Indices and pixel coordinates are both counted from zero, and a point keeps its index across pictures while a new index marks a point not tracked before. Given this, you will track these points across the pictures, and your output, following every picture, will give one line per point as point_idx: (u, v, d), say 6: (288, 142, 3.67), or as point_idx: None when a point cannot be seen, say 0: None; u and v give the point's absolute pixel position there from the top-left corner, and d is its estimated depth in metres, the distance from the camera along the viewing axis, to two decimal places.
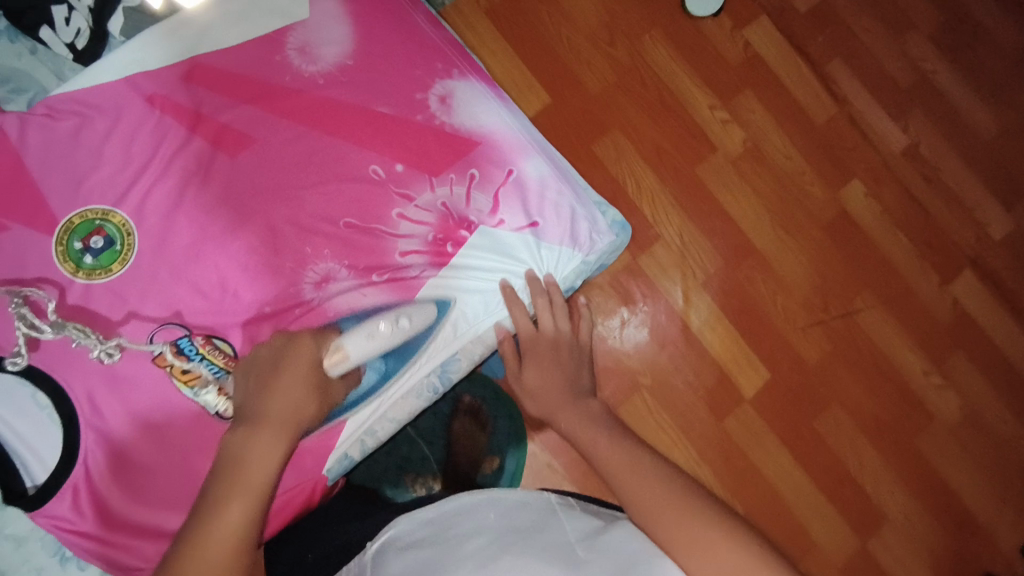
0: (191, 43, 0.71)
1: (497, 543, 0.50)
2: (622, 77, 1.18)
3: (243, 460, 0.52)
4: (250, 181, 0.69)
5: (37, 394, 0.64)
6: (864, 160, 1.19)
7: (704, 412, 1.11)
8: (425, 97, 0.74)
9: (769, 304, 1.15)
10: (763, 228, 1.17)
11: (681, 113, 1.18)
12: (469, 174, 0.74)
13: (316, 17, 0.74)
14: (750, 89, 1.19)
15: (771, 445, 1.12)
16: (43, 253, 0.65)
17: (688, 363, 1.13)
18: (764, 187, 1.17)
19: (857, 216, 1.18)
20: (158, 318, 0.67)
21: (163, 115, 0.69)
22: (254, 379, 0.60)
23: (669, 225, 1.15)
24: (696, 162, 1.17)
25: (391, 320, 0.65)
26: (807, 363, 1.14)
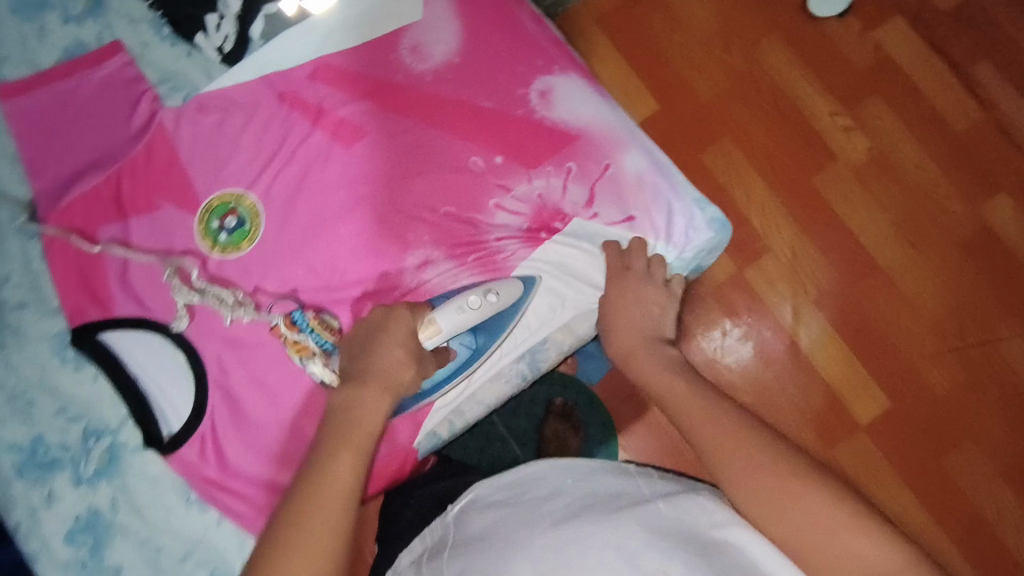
0: (317, 44, 0.78)
1: (576, 508, 0.52)
2: (732, 81, 1.16)
3: (350, 416, 0.55)
4: (364, 172, 0.75)
5: (176, 353, 0.72)
6: (1015, 172, 1.11)
7: (810, 437, 1.08)
8: (526, 92, 0.77)
9: (893, 326, 1.09)
10: (889, 243, 1.11)
11: (799, 119, 1.15)
12: (566, 167, 0.75)
13: (428, 18, 0.79)
14: (877, 95, 1.14)
15: (888, 479, 1.06)
16: (187, 231, 0.74)
17: (794, 383, 1.10)
18: (888, 197, 1.12)
19: (1001, 233, 1.10)
20: (276, 293, 0.74)
21: (291, 110, 0.76)
22: (357, 344, 0.62)
23: (779, 238, 1.12)
24: (813, 171, 1.13)
25: (480, 294, 0.68)
26: (936, 393, 1.07)
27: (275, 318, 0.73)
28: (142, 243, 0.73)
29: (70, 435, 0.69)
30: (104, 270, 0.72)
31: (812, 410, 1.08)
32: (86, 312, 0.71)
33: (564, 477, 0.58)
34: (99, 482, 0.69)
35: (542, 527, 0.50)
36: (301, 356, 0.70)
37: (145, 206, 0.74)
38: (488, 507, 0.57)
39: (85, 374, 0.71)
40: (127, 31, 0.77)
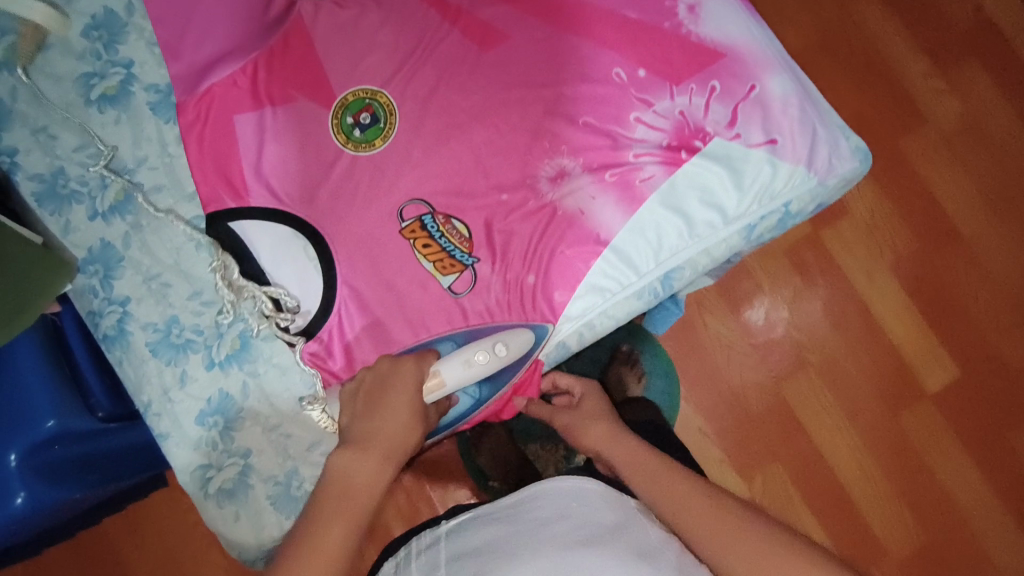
0: None
1: (575, 530, 0.57)
2: (828, 34, 1.20)
3: (349, 484, 0.57)
4: (501, 78, 0.74)
5: (308, 247, 0.71)
6: None
7: (877, 398, 1.13)
8: (674, 6, 0.74)
9: (970, 296, 1.15)
10: (973, 211, 1.16)
11: (891, 81, 1.19)
12: (710, 86, 0.73)
13: None
14: (976, 58, 1.19)
15: (952, 446, 1.11)
16: (321, 126, 0.73)
17: (863, 347, 1.14)
18: (976, 162, 1.17)
19: None
20: (408, 194, 0.73)
21: (430, 9, 0.75)
22: (362, 402, 0.64)
23: (860, 201, 1.17)
24: (902, 132, 1.18)
25: (488, 350, 0.68)
26: (1009, 365, 1.13)
27: (406, 220, 0.72)
28: (274, 135, 0.72)
29: (204, 319, 0.71)
30: (238, 158, 0.71)
31: (879, 372, 1.13)
32: (220, 198, 0.71)
33: (569, 509, 0.61)
34: (231, 367, 0.71)
35: (542, 545, 0.55)
36: (431, 260, 0.72)
37: (280, 97, 0.72)
38: (487, 522, 0.62)
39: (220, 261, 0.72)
40: None
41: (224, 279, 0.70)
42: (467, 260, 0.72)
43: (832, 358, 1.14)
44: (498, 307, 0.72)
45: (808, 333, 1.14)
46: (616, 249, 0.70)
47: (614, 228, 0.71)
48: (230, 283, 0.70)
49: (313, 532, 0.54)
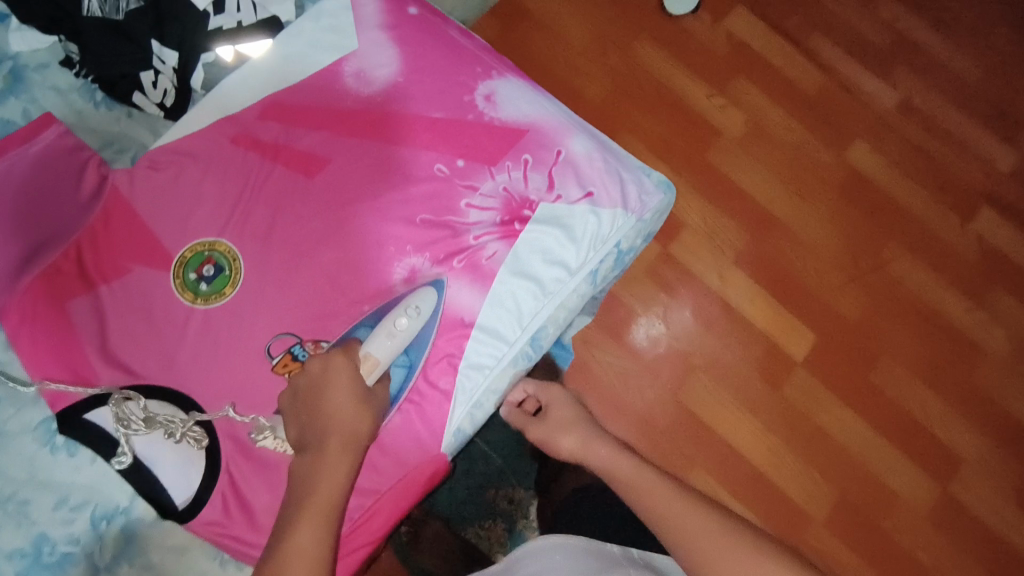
0: (261, 86, 0.79)
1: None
2: (616, 82, 1.35)
3: (316, 483, 0.59)
4: (333, 200, 0.77)
5: (177, 413, 0.69)
6: (861, 120, 1.36)
7: (759, 378, 1.23)
8: (471, 98, 0.81)
9: (803, 269, 1.28)
10: (779, 196, 1.31)
11: (683, 105, 1.35)
12: (523, 159, 0.81)
13: (364, 44, 0.82)
14: (741, 75, 1.37)
15: (831, 402, 1.22)
16: (163, 289, 0.71)
17: (735, 339, 1.24)
18: (771, 159, 1.33)
19: (864, 170, 1.33)
20: (271, 331, 0.73)
21: (248, 153, 0.77)
22: (304, 407, 0.64)
23: (691, 211, 1.30)
24: (704, 147, 1.33)
25: (403, 315, 0.70)
26: (849, 318, 1.26)
27: (276, 356, 0.71)
28: (116, 311, 0.70)
29: (76, 526, 0.66)
30: (81, 344, 0.69)
31: (754, 356, 1.23)
32: (70, 392, 0.67)
33: (554, 564, 0.65)
34: (120, 566, 0.66)
35: None
36: None
37: (113, 272, 0.71)
38: None
39: (81, 458, 0.68)
40: (57, 103, 0.75)
41: (122, 418, 0.66)
42: None
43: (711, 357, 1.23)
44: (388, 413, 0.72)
45: (685, 340, 1.24)
46: (481, 327, 0.75)
47: (476, 308, 0.75)
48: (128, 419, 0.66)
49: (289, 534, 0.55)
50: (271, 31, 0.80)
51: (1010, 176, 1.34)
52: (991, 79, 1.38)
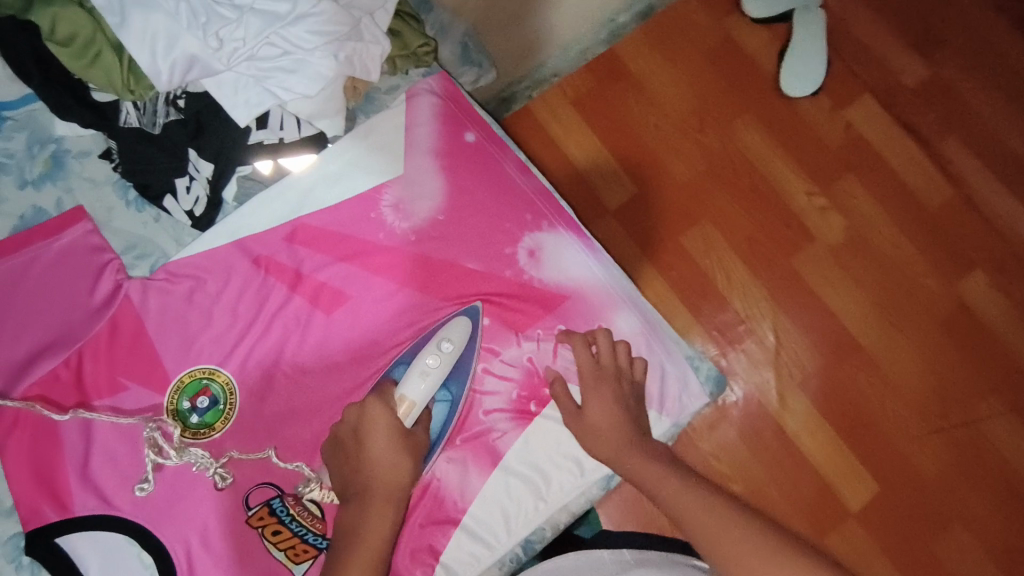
0: (294, 206, 0.74)
1: None
2: (712, 165, 1.15)
3: (360, 532, 0.60)
4: (346, 344, 0.72)
5: (142, 553, 0.65)
6: (987, 248, 1.12)
7: (802, 524, 1.03)
8: (514, 251, 0.75)
9: (878, 409, 1.07)
10: (867, 319, 1.10)
11: (775, 199, 1.14)
12: (557, 330, 0.74)
13: (410, 173, 0.76)
14: (849, 173, 1.15)
15: (882, 566, 1.02)
16: (155, 413, 0.68)
17: (786, 474, 1.05)
18: (866, 276, 1.11)
19: (977, 308, 1.10)
20: (252, 478, 0.68)
21: (267, 275, 0.73)
22: (343, 457, 0.66)
23: (763, 320, 1.10)
24: (792, 252, 1.12)
25: (436, 350, 0.68)
26: (924, 475, 1.05)
27: (252, 508, 0.67)
28: (105, 431, 0.67)
29: None
30: (64, 463, 0.66)
31: (802, 497, 1.04)
32: (42, 513, 0.64)
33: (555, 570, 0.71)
34: None
35: None
36: (282, 548, 0.67)
37: (108, 388, 0.69)
38: None
39: None
40: (89, 195, 0.72)
41: (155, 449, 0.66)
42: (321, 542, 0.67)
43: (758, 490, 1.05)
44: None
45: (727, 461, 1.06)
46: (474, 516, 0.69)
47: (471, 492, 0.70)
48: (162, 448, 0.66)
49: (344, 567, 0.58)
50: (317, 146, 0.75)
51: None
52: None
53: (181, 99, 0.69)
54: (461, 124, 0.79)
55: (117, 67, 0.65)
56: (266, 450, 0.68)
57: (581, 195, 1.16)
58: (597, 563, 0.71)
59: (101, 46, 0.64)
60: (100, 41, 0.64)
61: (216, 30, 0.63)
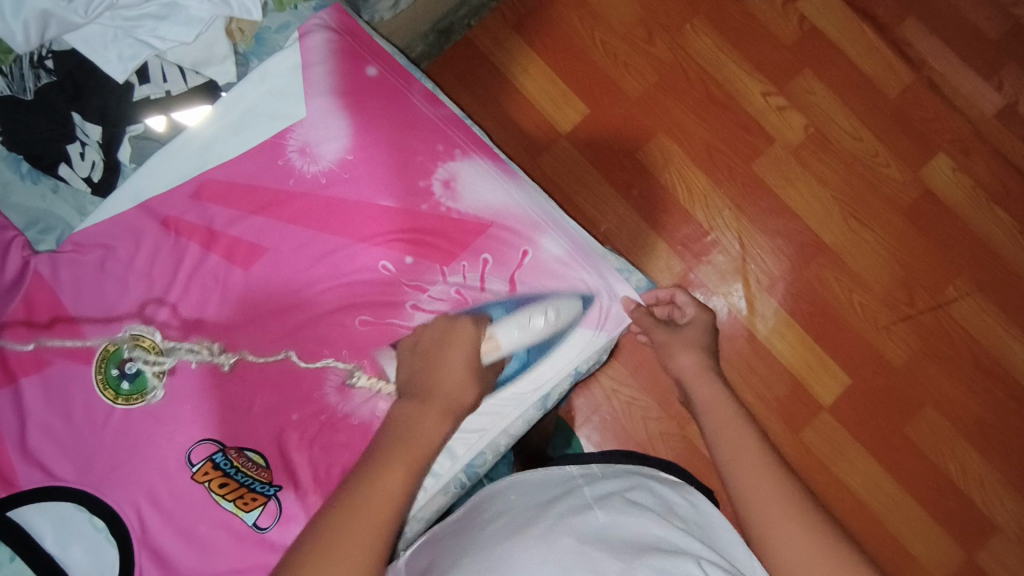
0: (197, 159, 0.72)
1: (520, 517, 0.57)
2: (662, 74, 1.11)
3: (410, 433, 0.60)
4: (271, 297, 0.72)
5: (93, 517, 0.66)
6: (949, 130, 1.09)
7: (776, 425, 1.04)
8: (428, 184, 0.73)
9: (846, 303, 1.06)
10: (831, 215, 1.08)
11: (730, 102, 1.10)
12: (481, 259, 0.73)
13: (312, 114, 0.73)
14: (808, 68, 1.10)
15: (857, 455, 1.04)
16: (84, 383, 0.68)
17: (758, 375, 1.06)
18: (829, 173, 1.09)
19: (941, 192, 1.08)
20: (192, 437, 0.69)
21: (178, 236, 0.71)
22: (421, 358, 0.68)
23: (726, 228, 1.08)
24: (750, 156, 1.09)
25: (541, 313, 0.71)
26: (893, 362, 1.05)
27: (196, 463, 0.68)
28: (38, 408, 0.68)
29: None
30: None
31: (774, 398, 1.05)
32: None
33: (508, 503, 0.63)
34: None
35: (498, 538, 0.54)
36: (230, 498, 0.67)
37: (33, 365, 0.68)
38: (438, 539, 0.63)
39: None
40: None
41: (147, 358, 0.69)
42: (269, 489, 0.68)
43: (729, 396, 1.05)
44: None
45: None
46: None
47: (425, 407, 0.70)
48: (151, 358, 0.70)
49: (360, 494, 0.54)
50: (210, 96, 0.73)
51: None
52: None
53: (50, 59, 0.69)
54: (362, 57, 0.75)
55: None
56: (285, 350, 0.71)
57: (528, 122, 1.11)
58: (565, 476, 0.66)
59: None
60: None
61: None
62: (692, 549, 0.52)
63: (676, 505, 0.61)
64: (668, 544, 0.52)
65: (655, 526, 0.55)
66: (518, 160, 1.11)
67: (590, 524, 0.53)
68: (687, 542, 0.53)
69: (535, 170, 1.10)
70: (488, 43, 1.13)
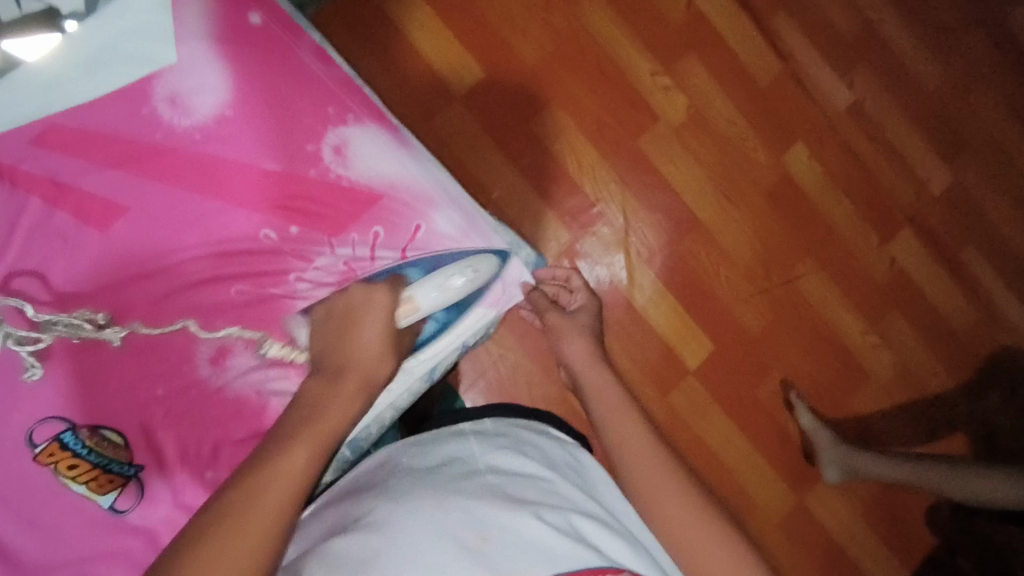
0: (41, 100, 0.62)
1: (407, 481, 0.58)
2: (558, 44, 1.11)
3: (321, 412, 0.56)
4: (133, 260, 0.65)
5: None
6: (807, 121, 1.20)
7: (647, 386, 1.13)
8: (317, 149, 0.69)
9: (712, 276, 1.16)
10: (705, 193, 1.16)
11: (620, 78, 1.13)
12: (373, 232, 0.71)
13: (184, 61, 0.66)
14: (691, 51, 1.16)
15: (715, 413, 1.15)
16: None
17: (634, 340, 1.13)
18: (704, 153, 1.16)
19: (799, 178, 1.19)
20: (34, 414, 0.61)
21: (16, 189, 0.62)
22: (334, 333, 0.63)
23: (612, 201, 1.12)
24: (637, 132, 1.14)
25: (463, 275, 0.68)
26: (749, 329, 1.16)
27: (39, 444, 0.61)
28: None
29: None
30: None
31: (647, 361, 1.12)
32: None
33: (395, 465, 0.63)
34: None
35: (385, 503, 0.54)
36: (82, 481, 0.61)
37: None
38: (322, 507, 0.61)
39: None
40: None
41: (18, 338, 0.61)
42: (129, 469, 0.62)
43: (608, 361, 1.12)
44: (170, 525, 0.63)
45: None
46: None
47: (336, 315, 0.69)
48: (30, 337, 0.61)
49: (246, 484, 0.49)
50: (53, 25, 0.62)
51: (939, 201, 1.23)
52: (951, 92, 1.23)
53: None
54: (243, 3, 0.68)
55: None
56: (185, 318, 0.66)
57: (421, 82, 1.08)
58: (455, 432, 0.68)
59: None
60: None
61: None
62: (573, 503, 0.58)
63: (560, 460, 0.65)
64: (549, 499, 0.56)
65: (539, 486, 0.58)
66: (411, 121, 1.08)
67: (480, 485, 0.55)
68: (566, 496, 0.59)
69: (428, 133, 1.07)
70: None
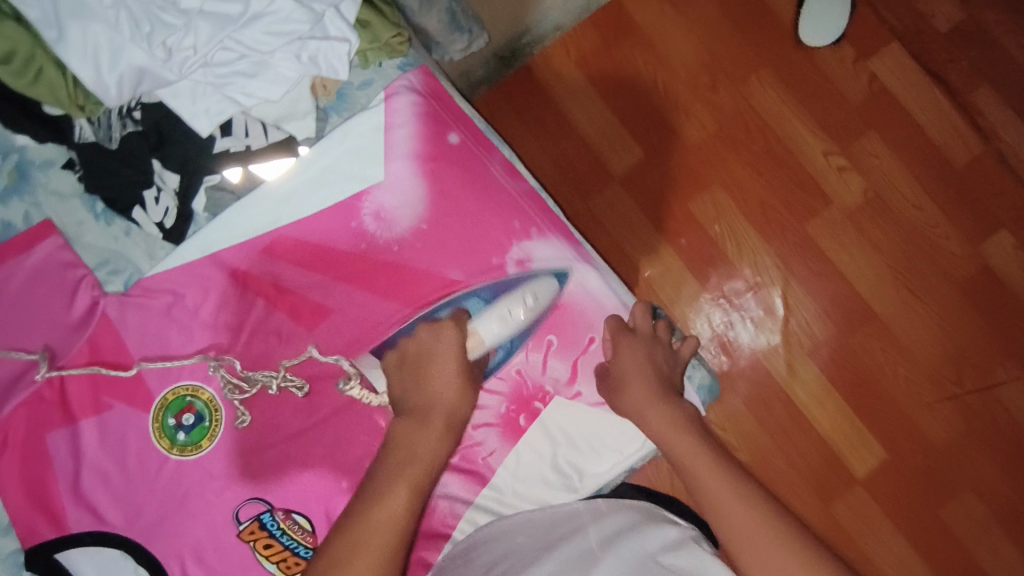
0: (273, 214, 0.71)
1: (521, 562, 0.57)
2: (723, 125, 1.08)
3: (412, 452, 0.59)
4: (332, 358, 0.71)
5: (138, 568, 0.67)
6: (1013, 206, 1.04)
7: (807, 493, 1.02)
8: (502, 262, 0.72)
9: (890, 377, 1.03)
10: (884, 284, 1.05)
11: (792, 161, 1.07)
12: (547, 340, 0.72)
13: (390, 178, 0.72)
14: (873, 131, 1.06)
15: (887, 532, 1.01)
16: (141, 430, 0.68)
17: (796, 442, 1.03)
18: (883, 240, 1.05)
19: (1002, 272, 1.04)
20: (241, 495, 0.68)
21: (247, 290, 0.71)
22: (410, 372, 0.65)
23: (774, 287, 1.05)
24: (805, 216, 1.06)
25: (522, 303, 0.68)
26: (932, 440, 1.02)
27: (243, 522, 0.67)
28: (93, 450, 0.68)
29: None
30: (56, 479, 0.67)
31: (809, 466, 1.02)
32: (39, 531, 0.66)
33: (513, 542, 0.63)
34: None
35: None
36: (274, 560, 0.68)
37: (94, 406, 0.69)
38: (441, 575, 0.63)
39: None
40: (58, 209, 0.70)
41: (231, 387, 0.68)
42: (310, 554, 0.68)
43: (765, 464, 1.03)
44: None
45: (736, 433, 1.03)
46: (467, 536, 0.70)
47: (498, 460, 0.71)
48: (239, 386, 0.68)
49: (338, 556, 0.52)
50: (291, 150, 0.71)
51: None
52: None
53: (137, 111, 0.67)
54: (444, 123, 0.74)
55: (59, 82, 0.63)
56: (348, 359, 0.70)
57: (581, 160, 1.09)
58: (570, 513, 0.67)
59: (39, 61, 0.61)
60: (40, 57, 0.61)
61: (162, 41, 0.60)
62: None
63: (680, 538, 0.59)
64: None
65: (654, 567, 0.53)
66: (567, 198, 1.09)
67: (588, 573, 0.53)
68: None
69: (583, 211, 1.08)
70: (549, 80, 1.10)
